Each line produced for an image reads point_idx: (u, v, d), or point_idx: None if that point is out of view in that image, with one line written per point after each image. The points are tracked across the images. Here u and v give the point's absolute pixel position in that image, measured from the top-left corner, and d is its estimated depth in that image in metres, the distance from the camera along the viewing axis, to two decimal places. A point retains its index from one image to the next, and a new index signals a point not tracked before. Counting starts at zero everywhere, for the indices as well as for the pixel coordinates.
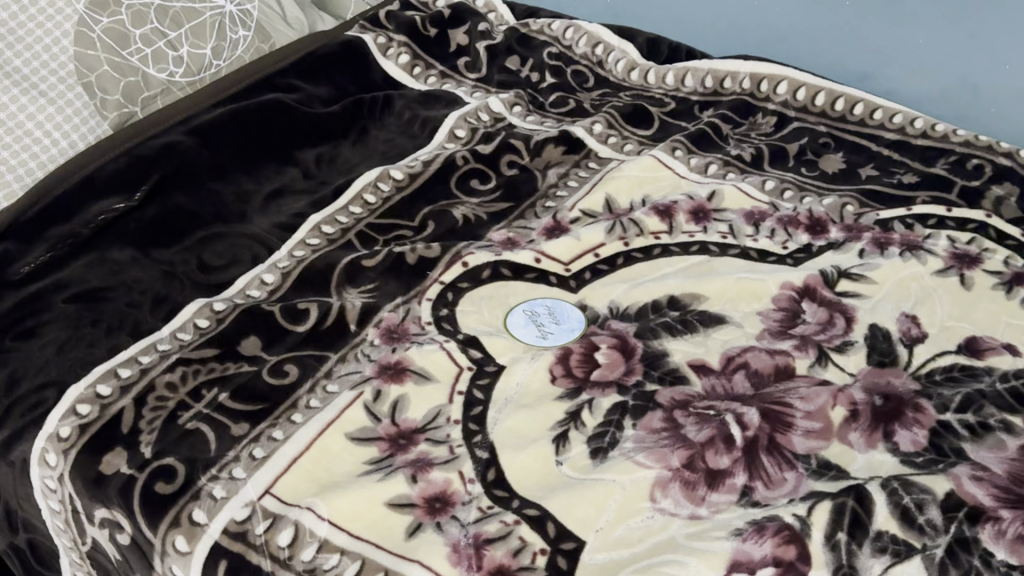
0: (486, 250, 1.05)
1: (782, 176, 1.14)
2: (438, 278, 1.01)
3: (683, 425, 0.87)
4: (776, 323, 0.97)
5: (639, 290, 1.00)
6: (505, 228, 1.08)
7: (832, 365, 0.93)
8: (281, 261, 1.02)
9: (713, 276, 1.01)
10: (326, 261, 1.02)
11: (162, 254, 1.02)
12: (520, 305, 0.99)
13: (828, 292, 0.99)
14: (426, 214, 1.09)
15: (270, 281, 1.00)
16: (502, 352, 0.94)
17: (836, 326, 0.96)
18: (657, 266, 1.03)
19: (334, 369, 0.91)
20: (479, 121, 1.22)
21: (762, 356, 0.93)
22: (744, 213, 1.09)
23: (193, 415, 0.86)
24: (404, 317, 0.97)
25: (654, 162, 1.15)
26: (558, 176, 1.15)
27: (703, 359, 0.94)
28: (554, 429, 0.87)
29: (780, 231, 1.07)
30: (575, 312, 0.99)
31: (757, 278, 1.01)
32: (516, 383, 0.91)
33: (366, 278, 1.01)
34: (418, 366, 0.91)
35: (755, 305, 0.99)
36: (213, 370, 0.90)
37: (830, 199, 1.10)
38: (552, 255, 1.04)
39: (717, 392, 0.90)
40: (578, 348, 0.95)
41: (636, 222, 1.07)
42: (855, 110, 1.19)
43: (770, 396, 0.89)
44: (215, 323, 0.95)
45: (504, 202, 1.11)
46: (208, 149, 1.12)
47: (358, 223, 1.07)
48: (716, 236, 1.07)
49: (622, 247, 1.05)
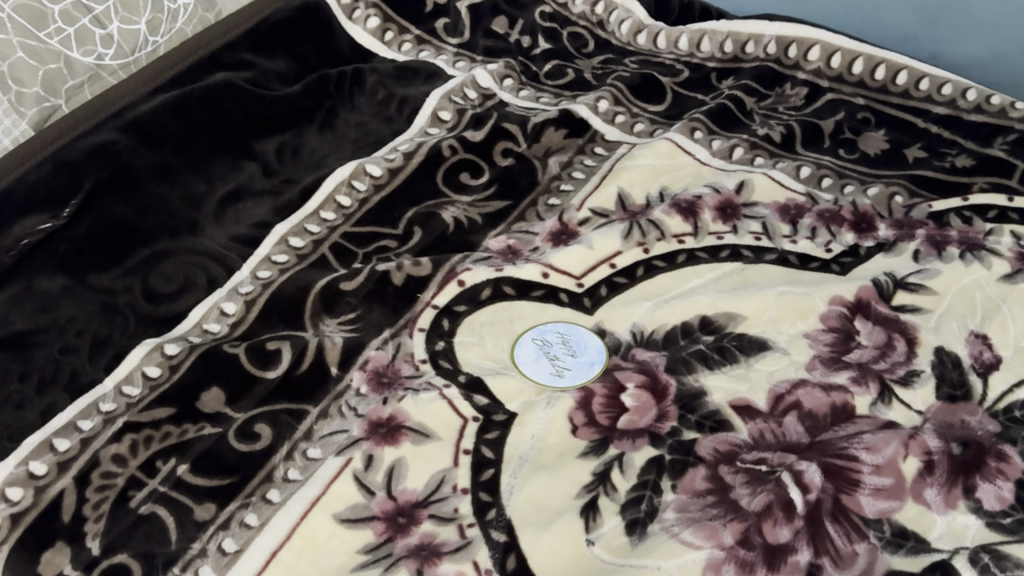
0: (484, 264, 0.89)
1: (819, 159, 1.00)
2: (431, 301, 0.86)
3: (731, 487, 0.74)
4: (827, 348, 0.83)
5: (665, 310, 0.86)
6: (504, 234, 0.93)
7: (897, 402, 0.79)
8: (242, 286, 0.87)
9: (751, 290, 0.87)
10: (297, 285, 0.86)
11: (99, 280, 0.86)
12: (527, 332, 0.85)
13: (884, 307, 0.86)
14: (411, 219, 0.93)
15: (231, 312, 0.85)
16: (513, 396, 0.80)
17: (896, 350, 0.83)
18: (683, 277, 0.89)
19: (314, 429, 0.77)
20: (465, 100, 1.05)
21: (816, 393, 0.80)
22: (778, 207, 0.95)
23: (147, 495, 0.72)
24: (394, 355, 0.82)
25: (671, 148, 0.99)
26: (561, 165, 0.99)
27: (748, 399, 0.80)
28: (580, 496, 0.74)
29: (821, 230, 0.93)
30: (593, 340, 0.84)
31: (800, 292, 0.87)
32: (530, 436, 0.78)
33: (344, 304, 0.85)
34: (415, 422, 0.77)
35: (801, 325, 0.85)
36: (168, 437, 0.76)
37: (875, 189, 0.96)
38: (562, 268, 0.89)
39: (767, 440, 0.77)
40: (600, 390, 0.81)
41: (656, 223, 0.93)
42: (899, 79, 1.04)
43: (829, 446, 0.76)
44: (168, 372, 0.80)
45: (501, 201, 0.96)
46: (148, 148, 0.93)
47: (333, 233, 0.91)
48: (748, 238, 0.92)
49: (642, 254, 0.91)
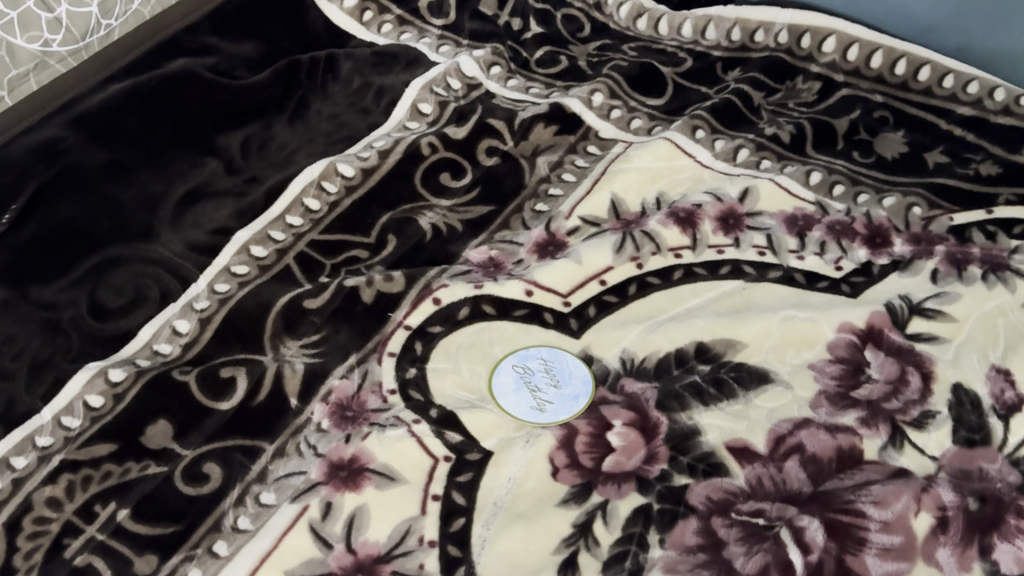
0: (462, 280, 0.82)
1: (831, 163, 0.92)
2: (403, 320, 0.79)
3: (724, 544, 0.67)
4: (834, 382, 0.76)
5: (658, 334, 0.79)
6: (486, 243, 0.85)
7: (909, 447, 0.72)
8: (198, 301, 0.80)
9: (753, 314, 0.80)
10: (256, 302, 0.79)
11: (44, 294, 0.78)
12: (507, 358, 0.78)
13: (898, 335, 0.79)
14: (384, 225, 0.86)
15: (185, 331, 0.78)
16: (489, 433, 0.73)
17: (909, 385, 0.76)
18: (679, 296, 0.82)
19: (269, 469, 0.70)
20: (448, 91, 0.97)
21: (820, 434, 0.73)
22: (785, 217, 0.87)
23: (83, 544, 0.66)
24: (361, 384, 0.75)
25: (670, 149, 0.91)
26: (550, 165, 0.91)
27: (745, 440, 0.73)
28: (558, 551, 0.67)
29: (831, 245, 0.85)
30: (578, 369, 0.77)
31: (806, 317, 0.79)
32: (506, 479, 0.71)
33: (307, 324, 0.78)
34: (380, 464, 0.70)
35: (806, 354, 0.78)
36: (109, 477, 0.69)
37: (892, 199, 0.88)
38: (547, 285, 0.82)
39: (765, 488, 0.70)
40: (584, 427, 0.74)
41: (651, 235, 0.85)
42: (921, 75, 0.97)
43: (833, 498, 0.69)
44: (112, 402, 0.73)
45: (484, 205, 0.88)
46: (99, 145, 0.86)
47: (299, 241, 0.84)
48: (751, 252, 0.85)
49: (635, 270, 0.83)
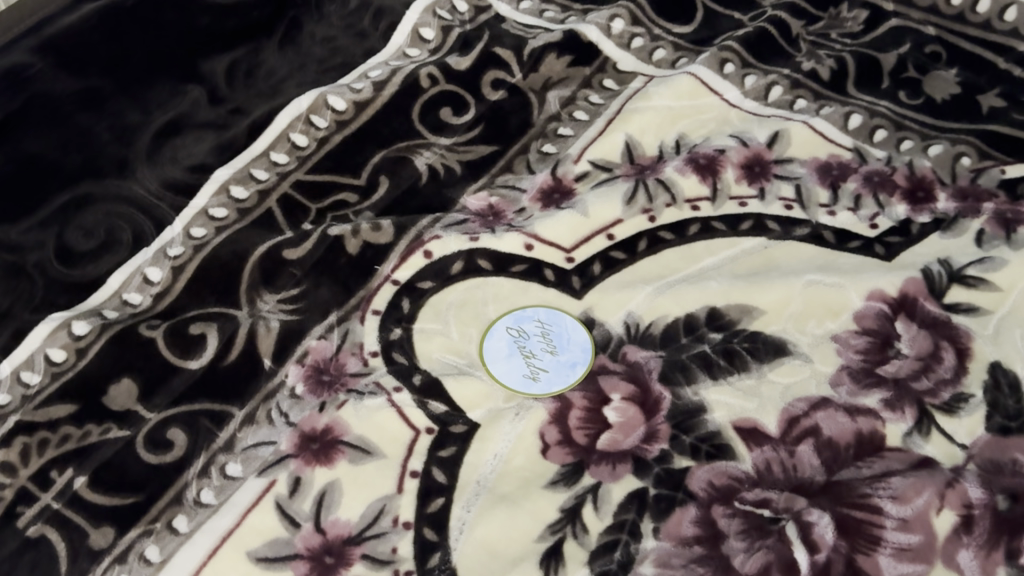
0: (457, 231, 0.76)
1: (874, 105, 0.83)
2: (390, 274, 0.73)
3: (724, 537, 0.61)
4: (859, 357, 0.69)
5: (667, 297, 0.72)
6: (486, 188, 0.79)
7: (936, 433, 0.66)
8: (172, 247, 0.74)
9: (774, 276, 0.73)
10: (232, 251, 0.74)
11: (5, 235, 0.70)
12: (501, 319, 0.72)
13: (934, 305, 0.71)
14: (377, 165, 0.79)
15: (156, 281, 0.73)
16: (476, 403, 0.68)
17: (942, 363, 0.69)
18: (693, 254, 0.75)
19: (237, 438, 0.66)
20: (454, 14, 0.88)
21: (839, 417, 0.67)
22: (817, 165, 0.79)
23: (37, 513, 0.62)
24: (340, 346, 0.70)
25: (694, 85, 0.83)
26: (561, 102, 0.83)
27: (755, 420, 0.67)
28: (542, 539, 0.62)
29: (867, 199, 0.77)
30: (578, 333, 0.71)
31: (832, 283, 0.72)
32: (491, 455, 0.66)
33: (286, 276, 0.73)
34: (355, 436, 0.66)
35: (829, 324, 0.71)
36: (66, 441, 0.65)
37: (938, 147, 0.80)
38: (549, 239, 0.75)
39: (773, 475, 0.64)
40: (579, 401, 0.68)
41: (667, 184, 0.78)
42: (980, 7, 0.87)
43: (848, 491, 0.63)
44: (75, 357, 0.68)
45: (486, 145, 0.81)
46: (69, 71, 0.74)
47: (284, 181, 0.78)
48: (776, 206, 0.77)
49: (646, 223, 0.76)
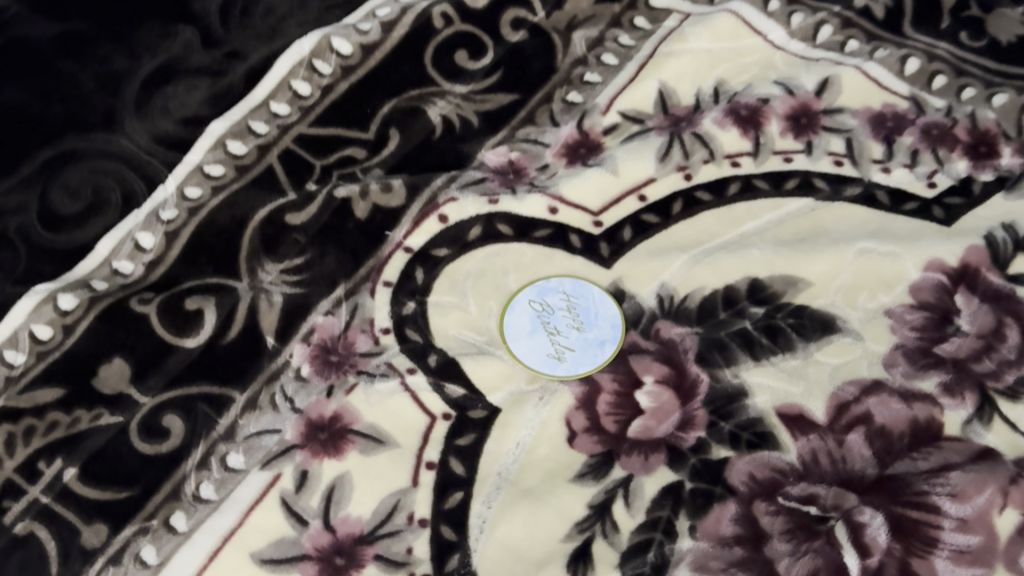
0: (474, 192, 0.70)
1: (933, 47, 0.75)
2: (402, 241, 0.68)
3: (768, 537, 0.56)
4: (915, 335, 0.63)
5: (704, 267, 0.66)
6: (506, 143, 0.73)
7: (998, 421, 0.60)
8: (164, 209, 0.68)
9: (822, 244, 0.66)
10: (231, 214, 0.68)
11: None
12: (523, 291, 0.66)
13: (997, 277, 0.65)
14: (387, 116, 0.73)
15: (149, 248, 0.67)
16: (496, 386, 0.63)
17: (1006, 342, 0.63)
18: (734, 217, 0.69)
19: (239, 425, 0.61)
20: None
21: (893, 404, 0.61)
22: (869, 116, 0.73)
23: (24, 509, 0.57)
24: (349, 323, 0.65)
25: (735, 25, 0.76)
26: (588, 43, 0.76)
27: (801, 407, 0.61)
28: (569, 539, 0.57)
29: (924, 155, 0.71)
30: (608, 307, 0.65)
31: (887, 251, 0.66)
32: (513, 444, 0.60)
33: (289, 243, 0.67)
34: (366, 424, 0.61)
35: (882, 297, 0.65)
36: (55, 428, 0.60)
37: (1003, 97, 0.73)
38: (575, 201, 0.70)
39: (821, 467, 0.59)
40: (609, 384, 0.63)
41: (704, 139, 0.72)
42: None
43: (903, 486, 0.57)
44: (61, 335, 0.63)
45: (506, 93, 0.74)
46: (48, 17, 0.68)
47: (286, 135, 0.71)
48: (825, 162, 0.70)
49: (682, 182, 0.70)
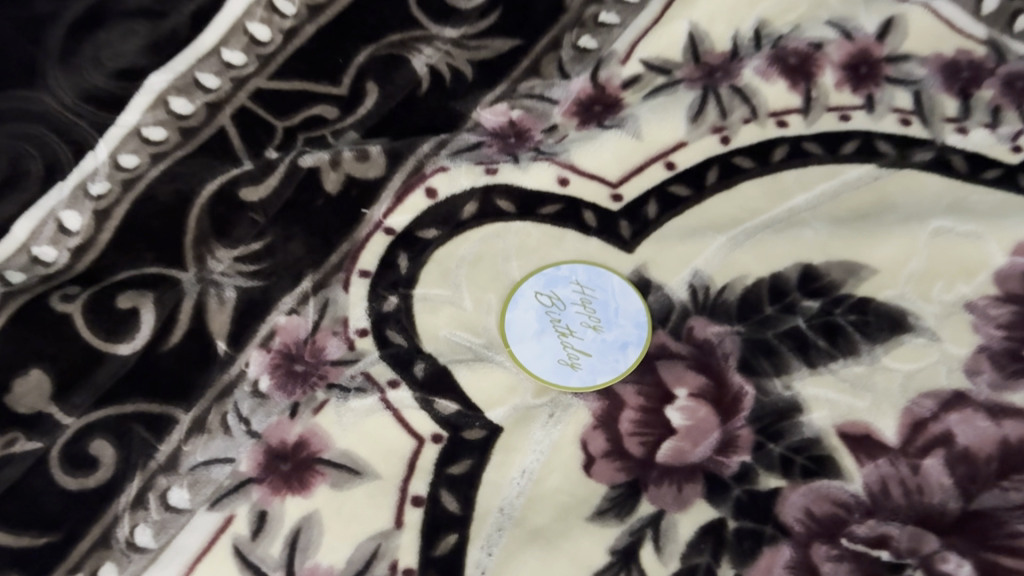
0: (467, 161, 0.60)
1: None
2: (382, 219, 0.58)
3: None
4: (1002, 334, 0.52)
5: (746, 251, 0.55)
6: (506, 100, 0.62)
7: None
8: (93, 181, 0.53)
9: (889, 222, 0.55)
10: (173, 188, 0.55)
11: None
12: (528, 281, 0.56)
13: None
14: (363, 66, 0.59)
15: (76, 231, 0.53)
16: (497, 400, 0.52)
17: None
18: (782, 189, 0.58)
19: (182, 453, 0.50)
20: None
21: (978, 423, 0.49)
22: (940, 65, 0.61)
23: None
24: (318, 323, 0.54)
25: None
26: None
27: (866, 425, 0.50)
28: None
29: (1007, 111, 0.59)
30: (631, 301, 0.55)
31: (967, 232, 0.55)
32: (518, 473, 0.50)
33: (245, 224, 0.56)
34: (338, 452, 0.50)
35: (961, 288, 0.53)
36: None
37: None
38: (588, 171, 0.60)
39: (891, 500, 0.47)
40: (633, 399, 0.52)
41: (745, 93, 0.61)
42: None
43: (993, 528, 0.46)
44: None
45: (505, 39, 0.62)
46: None
47: (241, 91, 0.56)
48: (890, 121, 0.60)
49: (717, 147, 0.60)
